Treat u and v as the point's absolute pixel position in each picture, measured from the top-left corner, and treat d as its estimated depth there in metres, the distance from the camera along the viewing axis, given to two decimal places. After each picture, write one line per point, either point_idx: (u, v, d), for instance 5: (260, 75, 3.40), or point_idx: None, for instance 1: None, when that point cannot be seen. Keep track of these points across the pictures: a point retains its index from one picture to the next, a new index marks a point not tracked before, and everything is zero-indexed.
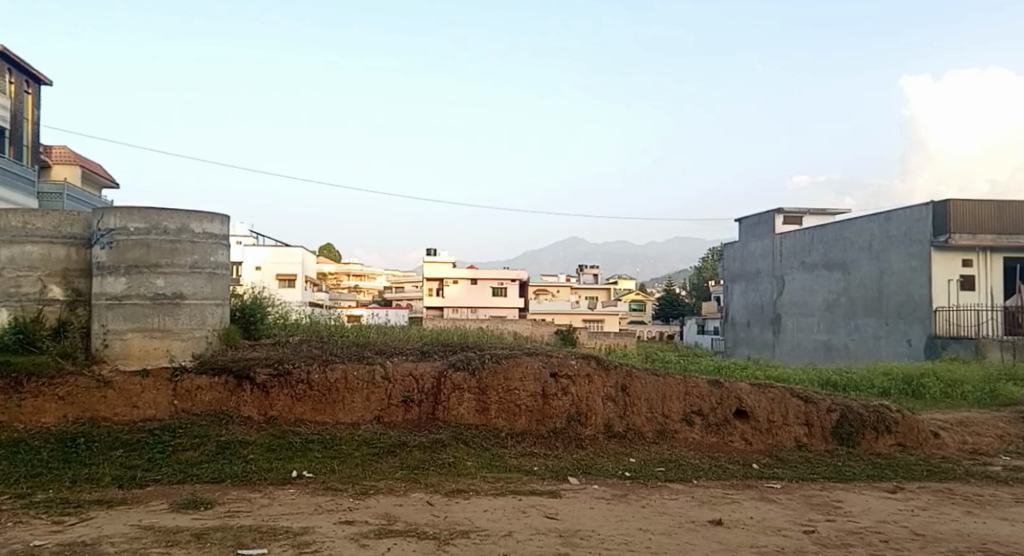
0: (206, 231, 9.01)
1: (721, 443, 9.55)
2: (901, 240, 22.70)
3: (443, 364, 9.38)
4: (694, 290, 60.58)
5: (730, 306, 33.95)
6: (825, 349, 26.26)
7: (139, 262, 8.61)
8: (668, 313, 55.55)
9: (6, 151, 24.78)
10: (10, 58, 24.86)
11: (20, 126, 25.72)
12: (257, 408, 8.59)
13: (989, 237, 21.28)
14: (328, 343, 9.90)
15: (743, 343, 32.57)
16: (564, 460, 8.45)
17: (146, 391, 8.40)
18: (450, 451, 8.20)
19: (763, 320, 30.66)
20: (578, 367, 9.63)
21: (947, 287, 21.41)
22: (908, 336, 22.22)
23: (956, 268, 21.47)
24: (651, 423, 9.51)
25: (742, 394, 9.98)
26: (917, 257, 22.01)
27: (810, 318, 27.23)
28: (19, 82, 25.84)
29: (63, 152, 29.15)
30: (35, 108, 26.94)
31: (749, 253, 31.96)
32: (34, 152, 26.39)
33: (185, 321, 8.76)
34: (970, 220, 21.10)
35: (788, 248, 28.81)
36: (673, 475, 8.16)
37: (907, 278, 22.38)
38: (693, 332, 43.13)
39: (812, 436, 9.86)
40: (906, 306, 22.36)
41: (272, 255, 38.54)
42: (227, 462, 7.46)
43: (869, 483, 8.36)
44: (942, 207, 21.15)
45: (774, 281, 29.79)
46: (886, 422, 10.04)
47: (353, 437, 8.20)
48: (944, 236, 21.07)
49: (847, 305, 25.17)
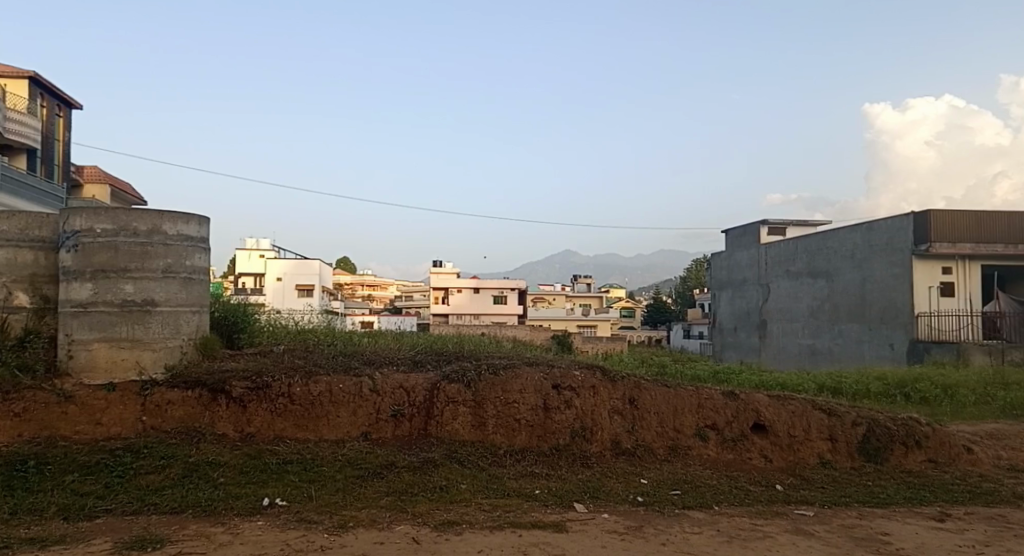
0: (180, 233, 8.29)
1: (738, 460, 8.75)
2: (885, 249, 21.89)
3: (437, 375, 8.66)
4: (681, 297, 59.73)
5: (717, 312, 33.10)
6: (810, 354, 25.41)
7: (105, 266, 7.90)
8: (658, 320, 54.88)
9: (37, 171, 24.31)
10: (42, 82, 24.35)
11: (51, 148, 25.31)
12: (232, 424, 7.87)
13: (969, 244, 20.59)
14: (313, 352, 9.14)
15: (729, 347, 31.76)
16: (568, 482, 7.64)
17: (111, 407, 7.70)
18: (442, 472, 7.47)
19: (749, 325, 29.77)
20: (582, 378, 8.87)
21: (928, 294, 20.74)
22: (891, 340, 21.43)
23: (935, 275, 20.79)
24: (662, 439, 8.74)
25: (759, 406, 9.16)
26: (899, 265, 21.27)
27: (794, 323, 26.38)
28: (51, 105, 25.36)
29: (93, 171, 29.06)
30: (66, 130, 26.43)
31: (736, 262, 31.11)
32: (64, 171, 26.15)
33: (158, 330, 8.05)
34: (951, 228, 20.48)
35: (774, 257, 27.97)
36: (691, 501, 7.34)
37: (889, 285, 21.63)
38: (678, 337, 42.41)
39: (837, 452, 9.04)
40: (888, 312, 21.59)
41: (292, 266, 37.70)
42: (193, 487, 6.82)
43: (911, 509, 7.55)
44: (922, 218, 20.51)
45: (761, 288, 28.91)
46: (917, 436, 9.24)
47: (335, 457, 7.50)
48: (924, 245, 20.42)
49: (830, 311, 24.35)
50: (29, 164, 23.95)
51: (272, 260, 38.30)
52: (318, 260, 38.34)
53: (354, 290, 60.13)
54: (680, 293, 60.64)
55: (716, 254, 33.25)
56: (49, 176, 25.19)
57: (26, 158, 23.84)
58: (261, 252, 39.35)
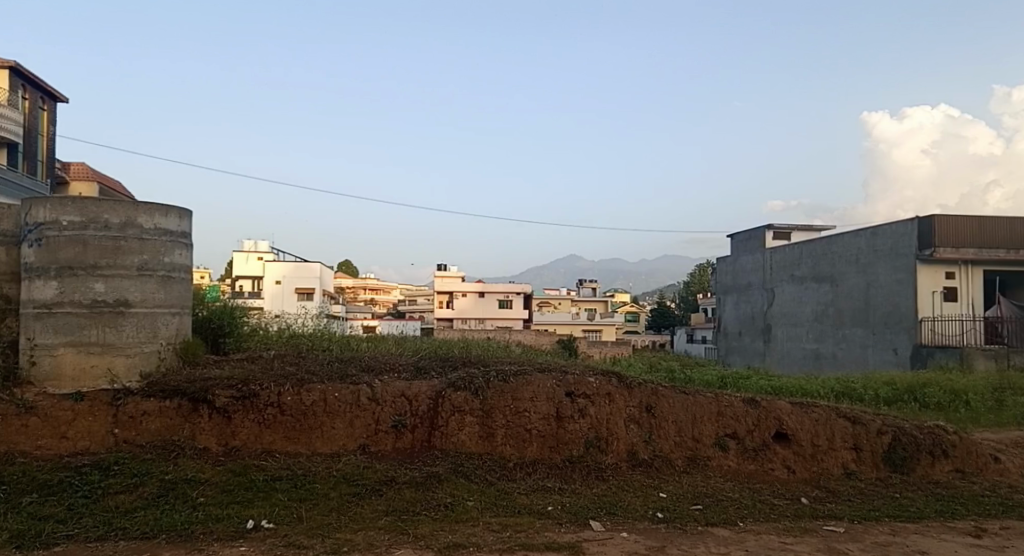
0: (158, 227, 7.61)
1: (761, 472, 8.12)
2: (888, 253, 21.43)
3: (442, 382, 8.00)
4: (684, 302, 59.22)
5: (722, 317, 32.60)
6: (814, 358, 24.92)
7: (72, 262, 7.22)
8: (660, 324, 54.35)
9: (20, 166, 23.50)
10: (24, 73, 23.55)
11: (35, 142, 24.52)
12: (215, 437, 7.19)
13: (972, 250, 20.15)
14: (307, 359, 8.45)
15: (734, 352, 31.25)
16: (583, 497, 6.98)
17: (79, 419, 7.01)
18: (446, 488, 6.82)
19: (754, 330, 29.27)
20: (597, 385, 8.26)
21: (931, 299, 20.24)
22: (894, 344, 20.94)
23: (939, 280, 20.29)
24: (680, 450, 8.13)
25: (783, 414, 8.55)
26: (902, 269, 20.78)
27: (798, 328, 25.89)
28: (34, 98, 24.60)
29: (81, 168, 28.35)
30: (51, 124, 25.69)
31: (740, 266, 30.63)
32: (48, 167, 25.38)
33: (131, 334, 7.35)
34: (954, 233, 20.01)
35: (777, 261, 27.50)
36: (715, 516, 6.65)
37: (893, 289, 21.14)
38: (681, 342, 41.86)
39: (862, 463, 8.38)
40: (892, 316, 21.10)
41: (293, 268, 36.74)
42: (169, 508, 6.18)
43: (945, 524, 6.76)
44: (926, 222, 20.04)
45: (765, 293, 28.43)
46: (943, 445, 8.57)
47: (329, 473, 6.83)
48: (929, 250, 19.94)
49: (834, 315, 23.85)
50: (9, 159, 23.14)
51: (272, 262, 37.05)
52: (318, 264, 37.51)
53: (355, 293, 59.48)
54: (682, 298, 60.12)
55: (722, 259, 32.81)
56: (32, 172, 24.39)
57: (6, 153, 23.01)
58: (260, 254, 38.78)
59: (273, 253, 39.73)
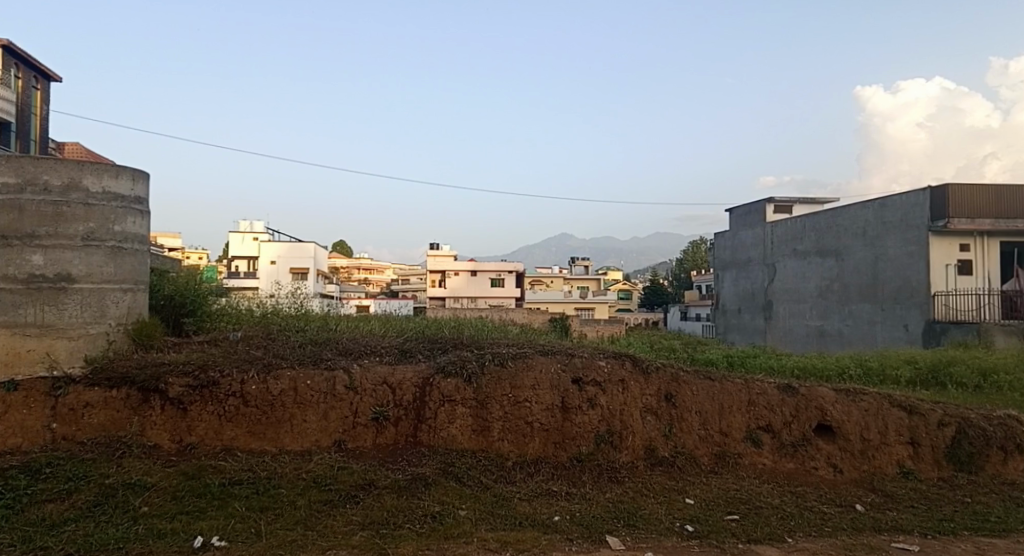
0: (107, 191, 6.56)
1: (800, 471, 7.07)
2: (899, 225, 20.19)
3: (431, 367, 6.97)
4: (678, 279, 57.89)
5: (721, 293, 31.37)
6: (818, 336, 23.75)
7: (6, 230, 6.17)
8: (654, 302, 53.30)
9: (12, 147, 22.34)
10: (17, 51, 22.40)
11: (28, 121, 23.28)
12: (168, 433, 6.20)
13: (989, 220, 18.80)
14: (274, 341, 7.41)
15: (734, 330, 30.14)
16: (594, 504, 5.95)
17: (11, 412, 6.01)
18: (435, 494, 5.80)
19: (755, 307, 28.13)
20: (609, 370, 7.21)
21: (945, 273, 19.02)
22: (905, 321, 19.76)
23: (953, 253, 19.05)
24: (706, 445, 7.09)
25: (826, 403, 7.50)
26: (913, 242, 19.58)
27: (801, 305, 24.73)
28: (27, 77, 23.43)
29: (74, 148, 27.30)
30: (44, 104, 24.53)
31: (740, 241, 29.48)
32: (43, 147, 24.24)
33: (75, 313, 6.34)
34: (970, 203, 18.70)
35: (781, 235, 26.26)
36: (756, 529, 5.62)
37: (903, 263, 19.94)
38: (677, 319, 40.86)
39: (921, 460, 7.32)
40: (902, 291, 19.90)
41: (284, 248, 35.76)
42: (106, 521, 5.19)
43: None
44: (939, 192, 18.80)
45: (765, 269, 27.28)
46: (1017, 439, 7.48)
47: (298, 475, 5.83)
48: (942, 221, 18.67)
49: (841, 291, 22.67)
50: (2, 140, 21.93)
51: (266, 243, 36.39)
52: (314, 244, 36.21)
53: (349, 274, 58.50)
54: (676, 275, 58.72)
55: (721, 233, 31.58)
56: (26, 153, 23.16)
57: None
58: (256, 235, 37.67)
59: (267, 233, 38.64)
